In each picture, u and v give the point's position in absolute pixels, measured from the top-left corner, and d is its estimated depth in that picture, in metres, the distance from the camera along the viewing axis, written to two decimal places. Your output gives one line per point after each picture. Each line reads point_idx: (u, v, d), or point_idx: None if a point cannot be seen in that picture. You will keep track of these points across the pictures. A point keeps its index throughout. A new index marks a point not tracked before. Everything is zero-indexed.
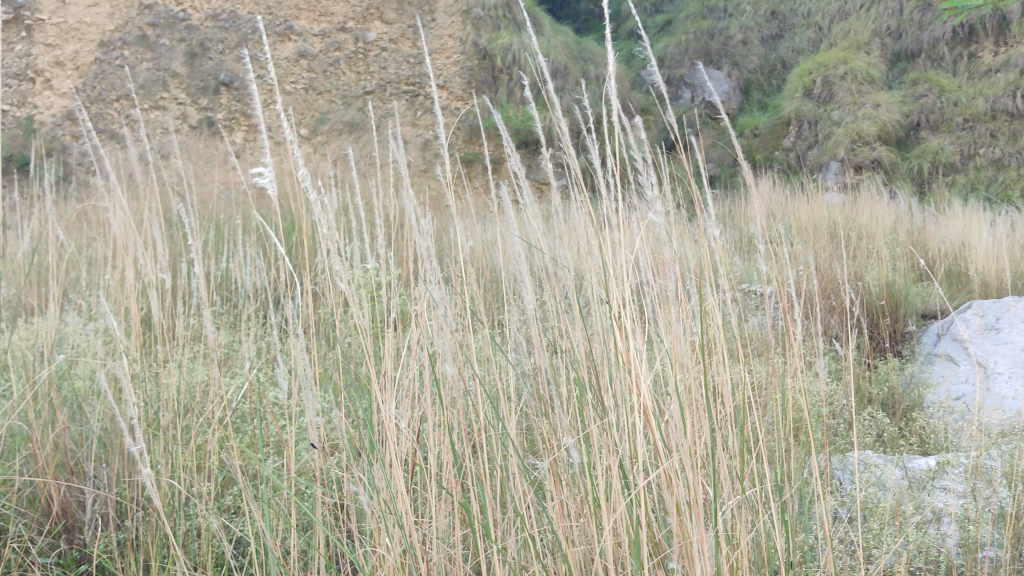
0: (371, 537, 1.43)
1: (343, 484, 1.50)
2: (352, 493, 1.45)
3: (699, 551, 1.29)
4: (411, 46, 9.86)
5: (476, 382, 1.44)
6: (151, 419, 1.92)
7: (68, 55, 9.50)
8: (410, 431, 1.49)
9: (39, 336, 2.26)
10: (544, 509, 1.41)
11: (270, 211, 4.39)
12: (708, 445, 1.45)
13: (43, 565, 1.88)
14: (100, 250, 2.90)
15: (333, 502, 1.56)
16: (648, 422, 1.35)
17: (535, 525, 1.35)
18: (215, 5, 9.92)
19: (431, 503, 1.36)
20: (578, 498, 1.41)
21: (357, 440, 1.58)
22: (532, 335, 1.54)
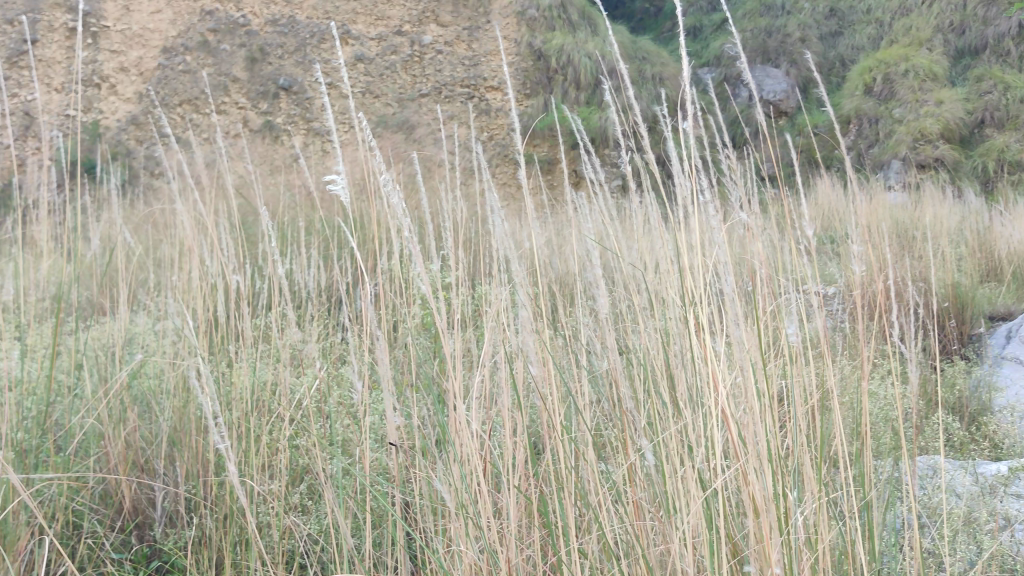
0: (447, 537, 1.44)
1: (418, 484, 1.51)
2: (429, 492, 1.46)
3: (776, 553, 1.26)
4: (466, 49, 9.94)
5: (552, 382, 1.44)
6: (227, 417, 1.97)
7: (132, 61, 9.74)
8: (486, 430, 1.50)
9: (111, 336, 2.31)
10: (620, 510, 1.41)
11: (334, 209, 4.44)
12: (789, 445, 1.42)
13: (116, 561, 1.92)
14: (168, 252, 2.95)
15: (408, 501, 1.56)
16: (724, 420, 1.33)
17: (609, 527, 1.33)
18: (274, 11, 10.09)
19: (508, 502, 1.36)
20: (655, 500, 1.39)
21: (431, 440, 1.60)
22: (610, 334, 1.53)
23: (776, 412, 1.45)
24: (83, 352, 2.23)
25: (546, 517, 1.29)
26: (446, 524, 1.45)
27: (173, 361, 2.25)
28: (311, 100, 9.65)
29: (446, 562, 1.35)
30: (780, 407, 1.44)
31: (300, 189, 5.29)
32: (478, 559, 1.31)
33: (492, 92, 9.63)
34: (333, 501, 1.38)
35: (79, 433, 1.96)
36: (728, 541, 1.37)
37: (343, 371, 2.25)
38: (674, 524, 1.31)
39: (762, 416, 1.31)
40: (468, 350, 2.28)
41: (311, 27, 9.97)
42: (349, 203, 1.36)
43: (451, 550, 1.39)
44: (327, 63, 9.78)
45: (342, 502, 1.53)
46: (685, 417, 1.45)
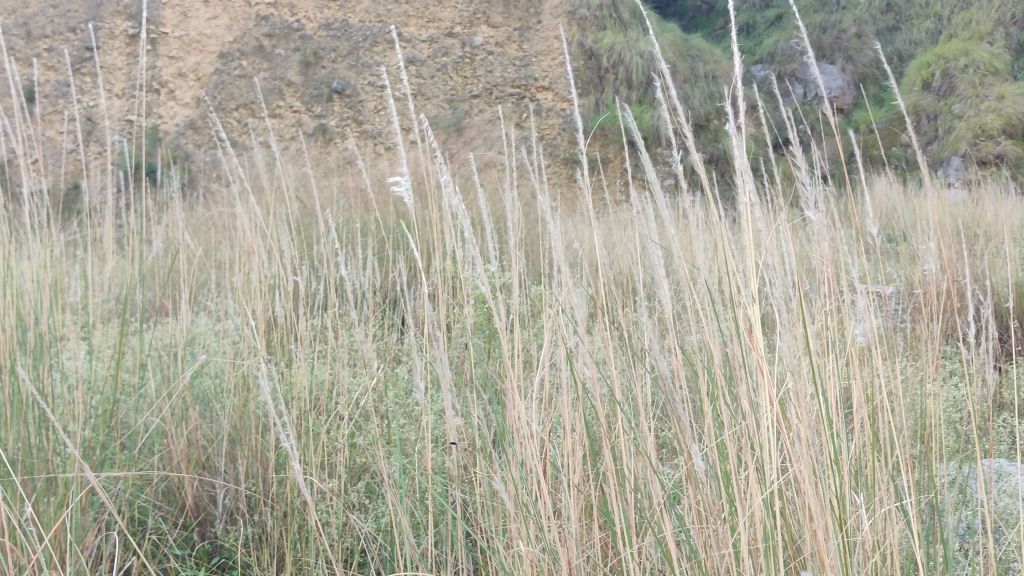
0: (505, 538, 1.45)
1: (476, 483, 1.53)
2: (488, 492, 1.47)
3: (837, 556, 1.24)
4: (518, 48, 9.89)
5: (610, 382, 1.45)
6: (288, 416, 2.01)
7: (190, 67, 9.92)
8: (544, 433, 1.51)
9: (173, 336, 2.36)
10: (678, 511, 1.41)
11: (392, 211, 4.51)
12: (849, 445, 1.40)
13: (178, 556, 1.97)
14: (227, 254, 3.01)
15: (465, 501, 1.58)
16: (782, 421, 1.32)
17: (668, 528, 1.33)
18: (328, 15, 10.21)
19: (566, 502, 1.37)
20: (714, 501, 1.39)
21: (488, 439, 1.61)
22: (668, 336, 1.53)
23: (839, 415, 1.43)
24: (148, 350, 2.28)
25: (603, 517, 1.30)
26: (505, 524, 1.47)
27: (234, 361, 2.29)
28: (363, 102, 9.72)
29: (508, 562, 1.37)
30: (841, 408, 1.43)
31: (356, 191, 5.39)
32: (537, 559, 1.33)
33: (542, 92, 9.63)
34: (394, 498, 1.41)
35: (144, 431, 2.02)
36: (789, 544, 1.36)
37: (398, 372, 2.28)
38: (733, 526, 1.31)
39: (830, 419, 1.30)
40: (526, 349, 2.30)
41: (364, 30, 10.06)
42: (412, 205, 1.38)
43: (510, 550, 1.40)
44: (378, 66, 9.85)
45: (404, 500, 1.56)
46: (744, 420, 1.45)
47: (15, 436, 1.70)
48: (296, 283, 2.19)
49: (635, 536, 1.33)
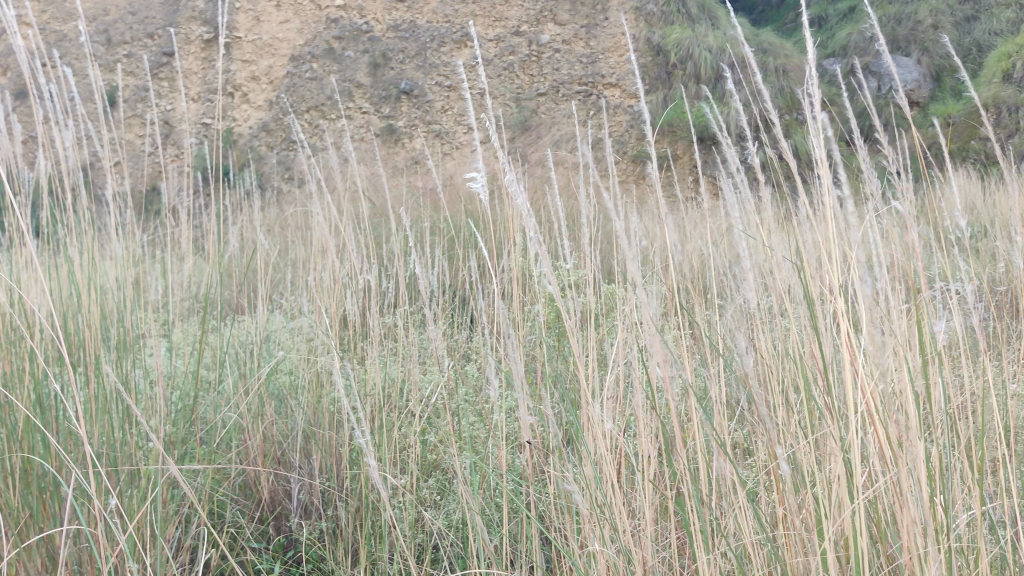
0: (580, 538, 1.45)
1: (551, 483, 1.53)
2: (565, 492, 1.48)
3: (930, 561, 1.21)
4: (584, 46, 9.90)
5: (685, 382, 1.44)
6: (365, 411, 2.04)
7: (263, 70, 10.14)
8: (617, 432, 1.51)
9: (249, 334, 2.41)
10: (760, 513, 1.39)
11: (462, 210, 4.55)
12: (936, 447, 1.37)
13: (255, 549, 2.02)
14: (300, 252, 3.08)
15: (538, 500, 1.59)
16: (869, 422, 1.29)
17: (749, 533, 1.31)
18: (396, 16, 10.32)
19: (643, 503, 1.36)
20: (794, 503, 1.37)
21: (558, 437, 1.62)
22: (746, 337, 1.51)
23: (923, 418, 1.40)
24: (225, 347, 2.33)
25: (680, 519, 1.29)
26: (579, 523, 1.47)
27: (307, 359, 2.33)
28: (431, 102, 9.82)
29: (582, 562, 1.38)
30: (930, 410, 1.39)
31: (426, 191, 5.44)
32: (615, 558, 1.33)
33: (609, 88, 9.59)
34: (469, 494, 1.42)
35: (223, 425, 2.08)
36: (877, 548, 1.33)
37: (468, 371, 2.29)
38: (819, 528, 1.28)
39: (917, 423, 1.26)
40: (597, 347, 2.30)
41: (431, 31, 10.16)
42: (487, 202, 1.40)
43: (586, 552, 1.40)
44: (446, 66, 9.95)
45: (477, 497, 1.58)
46: (824, 421, 1.43)
47: (101, 429, 1.74)
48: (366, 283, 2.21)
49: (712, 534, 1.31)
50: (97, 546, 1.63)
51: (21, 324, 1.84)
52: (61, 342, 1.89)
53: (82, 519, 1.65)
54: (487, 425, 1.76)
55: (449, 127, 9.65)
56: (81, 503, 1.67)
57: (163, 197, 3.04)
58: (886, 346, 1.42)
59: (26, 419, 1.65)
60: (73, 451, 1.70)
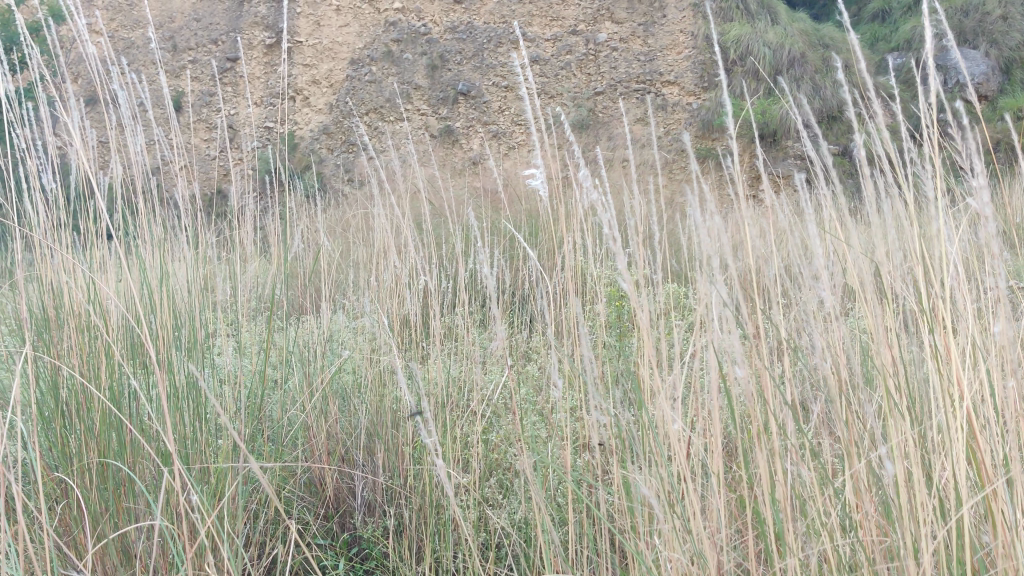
0: (650, 540, 1.44)
1: (624, 484, 1.52)
2: (638, 492, 1.47)
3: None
4: (642, 44, 9.83)
5: (760, 384, 1.42)
6: (432, 411, 2.06)
7: (323, 74, 10.30)
8: (686, 433, 1.50)
9: (313, 334, 2.46)
10: (839, 519, 1.37)
11: (524, 212, 4.54)
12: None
13: (322, 546, 2.05)
14: (362, 253, 3.12)
15: (606, 501, 1.58)
16: (962, 429, 1.26)
17: (832, 541, 1.29)
18: (453, 18, 10.40)
19: (718, 505, 1.35)
20: (874, 508, 1.35)
21: (625, 438, 1.62)
22: (819, 337, 1.49)
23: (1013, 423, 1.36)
24: (291, 347, 2.37)
25: (759, 521, 1.28)
26: (650, 524, 1.46)
27: (371, 358, 2.37)
28: (488, 103, 9.86)
29: (650, 562, 1.37)
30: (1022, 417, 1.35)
31: (487, 192, 5.45)
32: (688, 563, 1.32)
33: (667, 87, 9.48)
34: (537, 493, 1.44)
35: (290, 423, 2.12)
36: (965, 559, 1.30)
37: (529, 371, 2.30)
38: (906, 538, 1.25)
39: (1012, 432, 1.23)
40: (661, 345, 2.30)
41: (488, 32, 10.21)
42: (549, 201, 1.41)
43: (659, 554, 1.40)
44: (503, 66, 9.98)
45: (545, 497, 1.58)
46: (908, 428, 1.39)
47: (173, 426, 1.77)
48: (430, 282, 2.25)
49: (784, 533, 1.30)
50: (172, 540, 1.66)
51: (95, 324, 1.88)
52: (133, 341, 1.93)
53: (155, 513, 1.67)
54: (554, 424, 1.76)
55: (506, 127, 9.73)
56: (154, 498, 1.69)
57: (231, 199, 3.11)
58: (971, 351, 1.38)
59: (101, 415, 1.69)
60: (145, 448, 1.73)
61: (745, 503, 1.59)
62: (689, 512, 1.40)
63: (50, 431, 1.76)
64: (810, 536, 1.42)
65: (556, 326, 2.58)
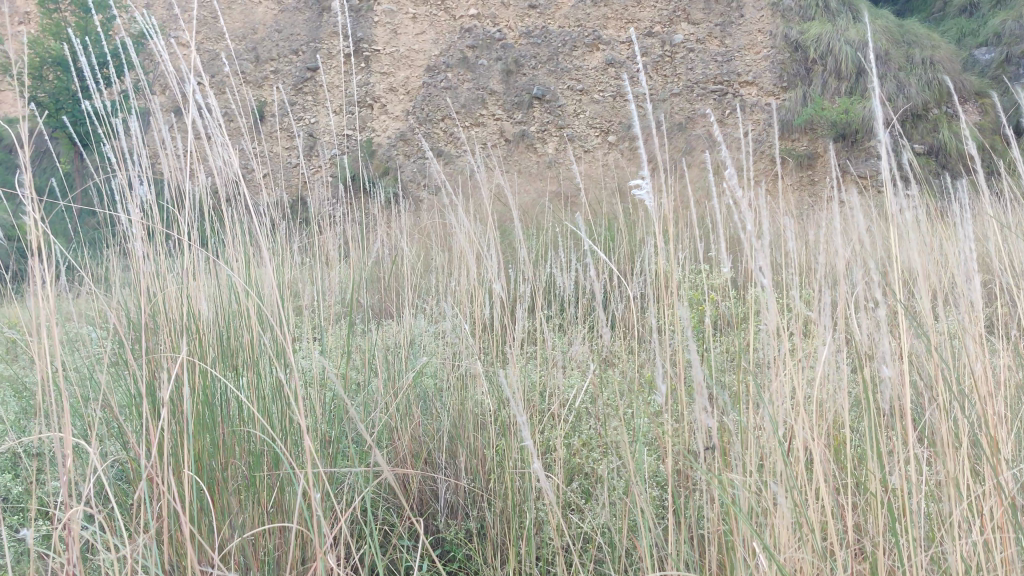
0: (751, 544, 1.41)
1: (722, 488, 1.49)
2: (740, 498, 1.44)
3: None
4: (719, 44, 9.74)
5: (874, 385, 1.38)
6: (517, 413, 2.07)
7: (400, 82, 10.41)
8: (786, 436, 1.46)
9: (394, 339, 2.49)
10: (957, 521, 1.32)
11: (607, 219, 4.45)
12: None
13: (405, 547, 2.07)
14: (442, 257, 3.16)
15: (709, 505, 1.56)
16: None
17: (958, 543, 1.25)
18: (528, 23, 10.47)
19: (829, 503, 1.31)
20: (991, 510, 1.30)
21: (722, 441, 1.59)
22: (926, 337, 1.44)
23: None
24: (374, 352, 2.39)
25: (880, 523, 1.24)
26: (753, 528, 1.43)
27: (451, 363, 2.39)
28: (563, 107, 9.91)
29: (752, 563, 1.33)
30: None
31: (567, 200, 5.39)
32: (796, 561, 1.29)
33: (745, 88, 9.34)
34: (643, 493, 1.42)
35: (374, 428, 2.15)
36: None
37: (609, 378, 2.29)
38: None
39: None
40: (747, 347, 2.27)
41: (563, 35, 10.27)
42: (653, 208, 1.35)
43: (760, 557, 1.36)
44: (577, 70, 10.07)
45: (642, 496, 1.57)
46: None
47: (264, 428, 1.79)
48: (513, 284, 2.25)
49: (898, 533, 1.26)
50: (266, 536, 1.71)
51: (189, 328, 1.91)
52: (224, 343, 1.97)
53: (246, 512, 1.73)
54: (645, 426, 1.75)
55: (582, 131, 9.73)
56: (246, 497, 1.74)
57: (310, 207, 3.16)
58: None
59: (197, 415, 1.71)
60: (238, 446, 1.79)
61: (842, 507, 1.56)
62: (797, 511, 1.36)
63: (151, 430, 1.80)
64: (917, 542, 1.39)
65: (638, 331, 2.55)
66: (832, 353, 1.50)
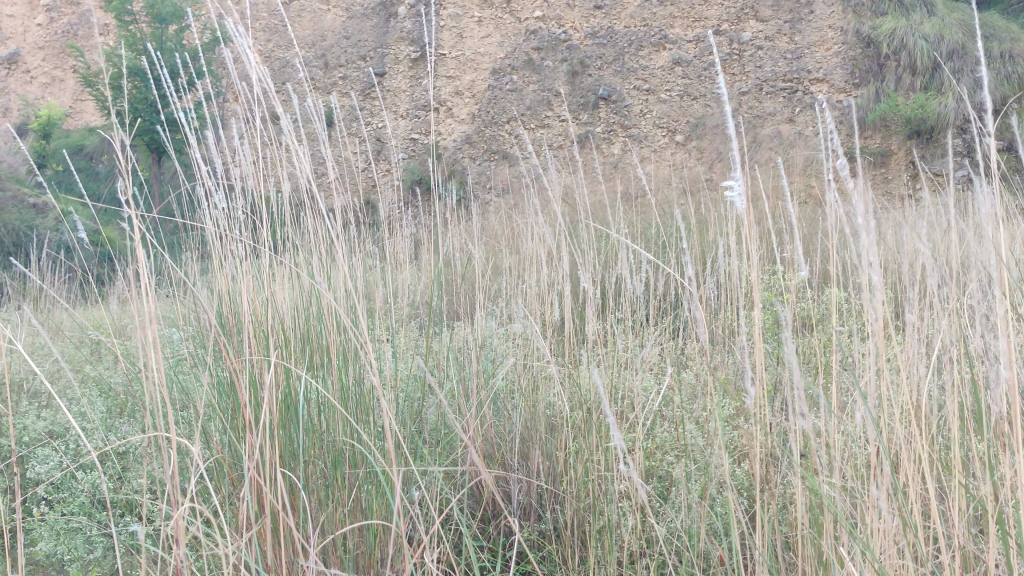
0: (844, 543, 1.35)
1: (813, 490, 1.44)
2: (830, 503, 1.38)
3: None
4: (788, 41, 9.57)
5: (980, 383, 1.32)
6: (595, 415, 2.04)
7: (466, 85, 10.51)
8: (882, 439, 1.41)
9: (467, 341, 2.50)
10: None
11: (681, 220, 4.43)
12: None
13: (478, 550, 2.07)
14: (514, 259, 3.17)
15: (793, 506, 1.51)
16: None
17: None
18: (594, 23, 10.43)
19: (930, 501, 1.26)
20: None
21: (808, 440, 1.55)
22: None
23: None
24: (446, 353, 2.39)
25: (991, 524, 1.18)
26: (843, 529, 1.38)
27: (524, 365, 2.39)
28: (629, 107, 9.87)
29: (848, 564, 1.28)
30: None
31: (641, 202, 5.37)
32: (895, 562, 1.24)
33: (816, 84, 9.19)
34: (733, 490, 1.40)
35: (447, 429, 2.16)
36: None
37: (683, 379, 2.24)
38: None
39: None
40: (834, 353, 2.24)
41: (629, 35, 10.21)
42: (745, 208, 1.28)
43: (856, 557, 1.31)
44: (644, 69, 10.00)
45: (726, 498, 1.53)
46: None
47: (344, 428, 1.81)
48: (590, 282, 2.22)
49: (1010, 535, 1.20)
50: (346, 533, 1.73)
51: (271, 331, 1.93)
52: (301, 345, 1.98)
53: (327, 513, 1.76)
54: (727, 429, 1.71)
55: (648, 131, 9.67)
56: (325, 496, 1.78)
57: (381, 209, 3.17)
58: None
59: (280, 415, 1.73)
60: (318, 446, 1.80)
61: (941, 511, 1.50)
62: (893, 511, 1.31)
63: (233, 432, 1.81)
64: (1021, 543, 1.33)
65: (716, 331, 2.53)
66: (927, 353, 1.45)
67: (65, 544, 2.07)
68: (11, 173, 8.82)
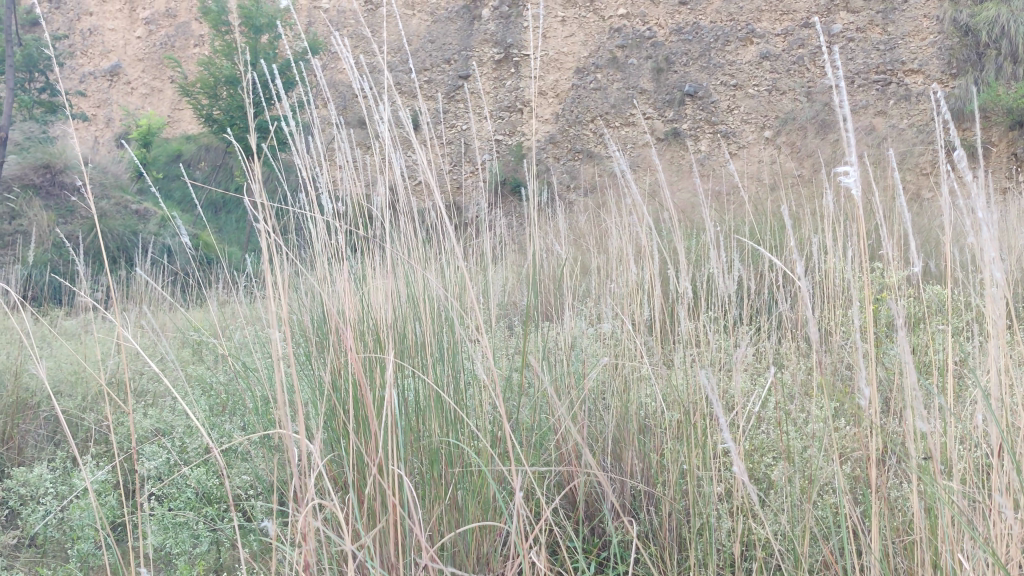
0: (964, 548, 1.31)
1: (926, 492, 1.40)
2: (950, 507, 1.33)
3: None
4: (881, 32, 9.34)
5: None
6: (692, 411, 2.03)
7: (550, 85, 10.56)
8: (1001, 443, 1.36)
9: (558, 341, 2.49)
10: None
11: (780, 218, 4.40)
12: None
13: (573, 551, 2.08)
14: (606, 259, 3.18)
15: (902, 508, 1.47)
16: None
17: None
18: (679, 19, 10.32)
19: None
20: None
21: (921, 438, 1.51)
22: None
23: None
24: (538, 354, 2.40)
25: None
26: (962, 534, 1.33)
27: (616, 365, 2.38)
28: (716, 103, 9.76)
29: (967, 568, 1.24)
30: None
31: (736, 201, 5.33)
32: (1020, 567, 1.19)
33: (911, 75, 8.97)
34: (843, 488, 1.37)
35: (542, 429, 2.16)
36: None
37: (781, 379, 2.20)
38: None
39: None
40: (947, 348, 2.21)
41: (715, 30, 10.07)
42: (859, 192, 1.26)
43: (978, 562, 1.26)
44: (731, 65, 9.87)
45: (834, 498, 1.50)
46: None
47: (441, 425, 1.83)
48: (689, 282, 2.17)
49: None
50: (445, 530, 1.76)
51: (372, 330, 1.95)
52: (401, 343, 2.01)
53: (426, 510, 1.79)
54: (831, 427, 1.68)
55: (736, 127, 9.56)
56: (425, 492, 1.80)
57: (470, 211, 3.19)
58: None
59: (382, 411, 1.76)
60: (417, 443, 1.82)
61: None
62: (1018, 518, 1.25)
63: (335, 428, 1.85)
64: None
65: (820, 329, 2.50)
66: None
67: (173, 538, 2.14)
68: (117, 180, 9.22)
